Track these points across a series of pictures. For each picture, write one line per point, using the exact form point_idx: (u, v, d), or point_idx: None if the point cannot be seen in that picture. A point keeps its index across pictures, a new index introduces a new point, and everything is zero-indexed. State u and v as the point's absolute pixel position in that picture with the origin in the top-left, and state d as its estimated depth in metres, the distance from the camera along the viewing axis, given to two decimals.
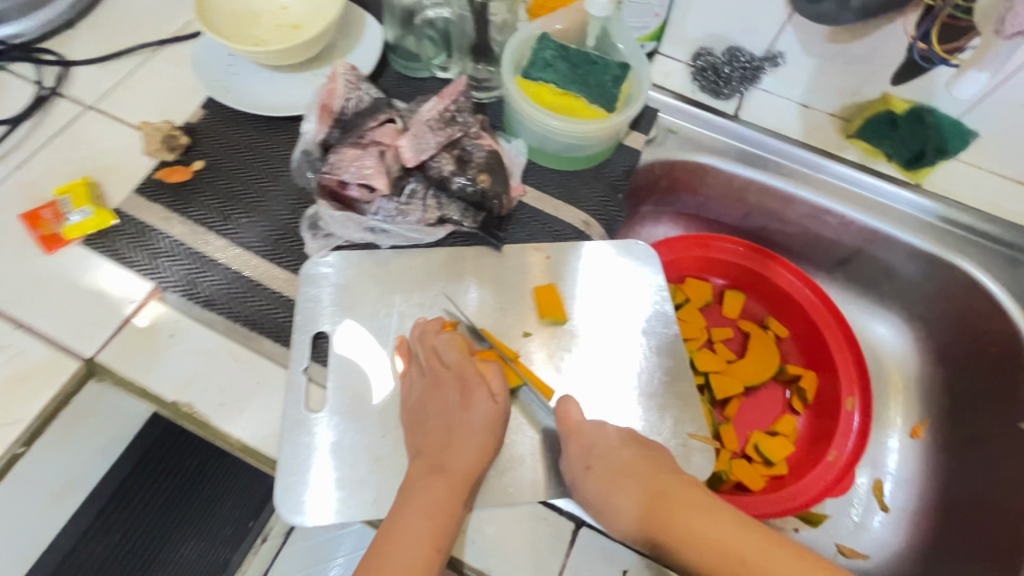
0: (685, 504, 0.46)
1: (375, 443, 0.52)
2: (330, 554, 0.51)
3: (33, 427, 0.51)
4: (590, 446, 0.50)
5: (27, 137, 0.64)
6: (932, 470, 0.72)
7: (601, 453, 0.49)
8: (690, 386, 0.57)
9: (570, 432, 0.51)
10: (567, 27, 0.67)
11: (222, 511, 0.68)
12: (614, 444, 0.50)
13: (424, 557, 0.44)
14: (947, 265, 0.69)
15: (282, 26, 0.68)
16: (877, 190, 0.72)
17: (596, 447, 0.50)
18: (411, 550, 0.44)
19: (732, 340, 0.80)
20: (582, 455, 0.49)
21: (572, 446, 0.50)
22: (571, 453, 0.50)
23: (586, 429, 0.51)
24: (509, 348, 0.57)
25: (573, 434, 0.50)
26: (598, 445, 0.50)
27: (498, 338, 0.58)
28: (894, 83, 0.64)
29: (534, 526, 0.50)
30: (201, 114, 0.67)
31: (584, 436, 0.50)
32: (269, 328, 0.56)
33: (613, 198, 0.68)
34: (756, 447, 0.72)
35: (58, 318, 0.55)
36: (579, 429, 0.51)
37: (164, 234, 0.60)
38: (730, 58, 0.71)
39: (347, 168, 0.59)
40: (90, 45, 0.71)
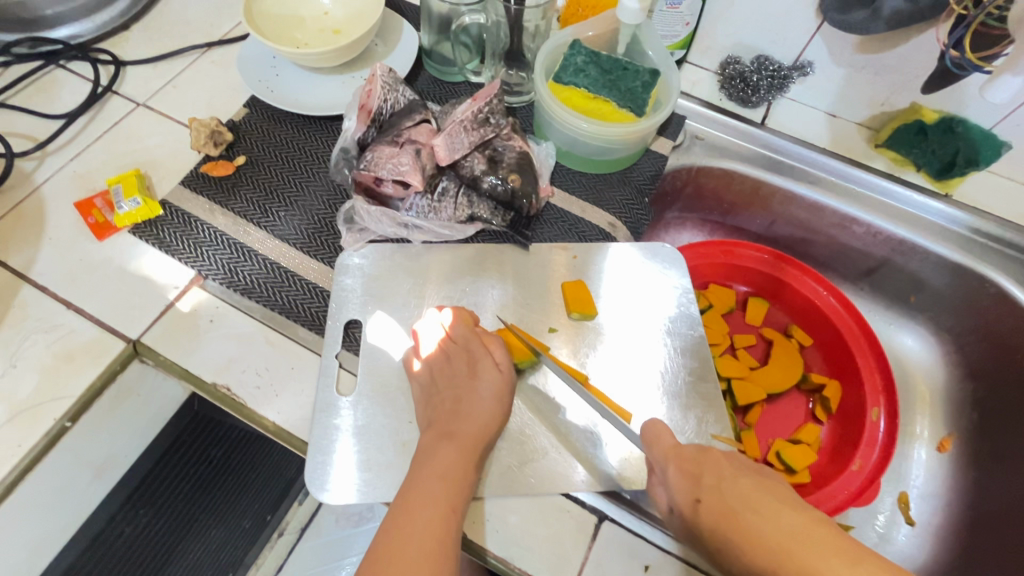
0: (799, 534, 0.38)
1: (401, 428, 0.53)
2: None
3: (82, 401, 0.53)
4: (698, 472, 0.46)
5: (83, 131, 0.68)
6: (958, 486, 0.71)
7: (709, 482, 0.45)
8: (714, 387, 0.58)
9: (671, 457, 0.47)
10: (598, 34, 0.68)
11: (242, 503, 0.73)
12: (719, 466, 0.46)
13: (439, 517, 0.46)
14: (978, 277, 0.69)
15: (322, 31, 0.71)
16: (908, 202, 0.72)
17: (703, 475, 0.45)
18: (426, 513, 0.46)
19: (754, 348, 0.80)
20: (688, 484, 0.45)
21: (677, 474, 0.46)
22: (677, 484, 0.46)
23: (687, 454, 0.47)
24: (534, 337, 0.58)
25: (676, 460, 0.47)
26: (704, 471, 0.46)
27: (519, 327, 0.59)
28: (925, 92, 0.65)
29: (556, 518, 0.50)
30: (244, 112, 0.70)
31: (687, 462, 0.47)
32: (304, 316, 0.58)
33: (639, 201, 0.69)
34: (778, 454, 0.71)
35: (106, 301, 0.58)
36: (680, 455, 0.47)
37: (207, 224, 0.62)
38: (758, 67, 0.72)
39: (382, 166, 0.60)
40: (144, 46, 0.75)
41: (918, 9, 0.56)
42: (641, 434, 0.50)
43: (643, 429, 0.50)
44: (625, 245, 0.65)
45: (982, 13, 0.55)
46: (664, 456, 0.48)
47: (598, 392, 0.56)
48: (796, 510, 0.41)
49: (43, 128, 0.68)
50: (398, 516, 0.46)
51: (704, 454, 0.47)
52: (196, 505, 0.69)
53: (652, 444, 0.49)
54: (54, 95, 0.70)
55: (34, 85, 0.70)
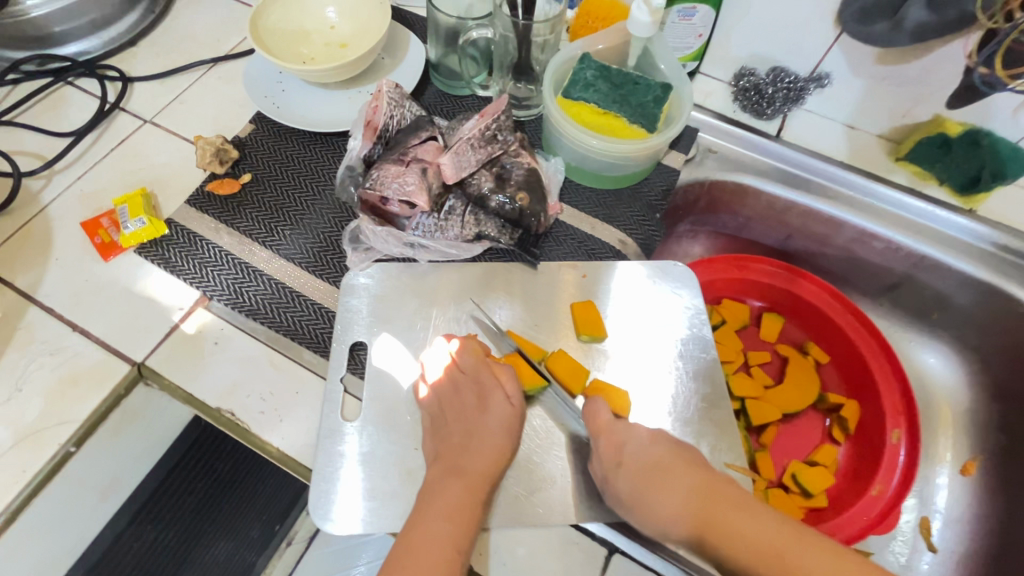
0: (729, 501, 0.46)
1: (407, 455, 0.52)
2: (350, 561, 0.54)
3: (86, 425, 0.53)
4: (653, 477, 0.48)
5: (90, 149, 0.68)
6: (983, 510, 0.68)
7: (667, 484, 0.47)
8: (728, 412, 0.56)
9: (603, 431, 0.51)
10: (608, 47, 0.67)
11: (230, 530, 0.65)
12: (649, 444, 0.50)
13: (445, 560, 0.45)
14: (1005, 296, 0.66)
15: (328, 45, 0.70)
16: (932, 217, 0.69)
17: (660, 478, 0.48)
18: (431, 555, 0.45)
19: (769, 365, 0.78)
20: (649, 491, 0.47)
21: (606, 447, 0.50)
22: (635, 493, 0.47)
23: (636, 459, 0.49)
24: (535, 345, 0.58)
25: (607, 434, 0.50)
26: (635, 446, 0.50)
27: (524, 338, 0.58)
28: (949, 106, 0.63)
29: (565, 550, 0.49)
30: (250, 128, 0.70)
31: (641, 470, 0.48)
32: (308, 338, 0.58)
33: (651, 217, 0.67)
34: (794, 477, 0.69)
35: (112, 323, 0.57)
36: (632, 464, 0.49)
37: (212, 244, 0.62)
38: (773, 79, 0.71)
39: (388, 185, 0.59)
40: (151, 62, 0.74)
41: (945, 22, 0.55)
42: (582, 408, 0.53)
43: (585, 405, 0.53)
44: (642, 266, 0.63)
45: (1014, 30, 0.52)
46: (598, 430, 0.51)
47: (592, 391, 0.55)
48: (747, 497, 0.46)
49: (51, 146, 0.67)
50: (403, 557, 0.45)
51: (652, 454, 0.49)
52: (202, 516, 0.65)
53: (589, 418, 0.51)
54: (62, 113, 0.70)
55: (42, 103, 0.70)
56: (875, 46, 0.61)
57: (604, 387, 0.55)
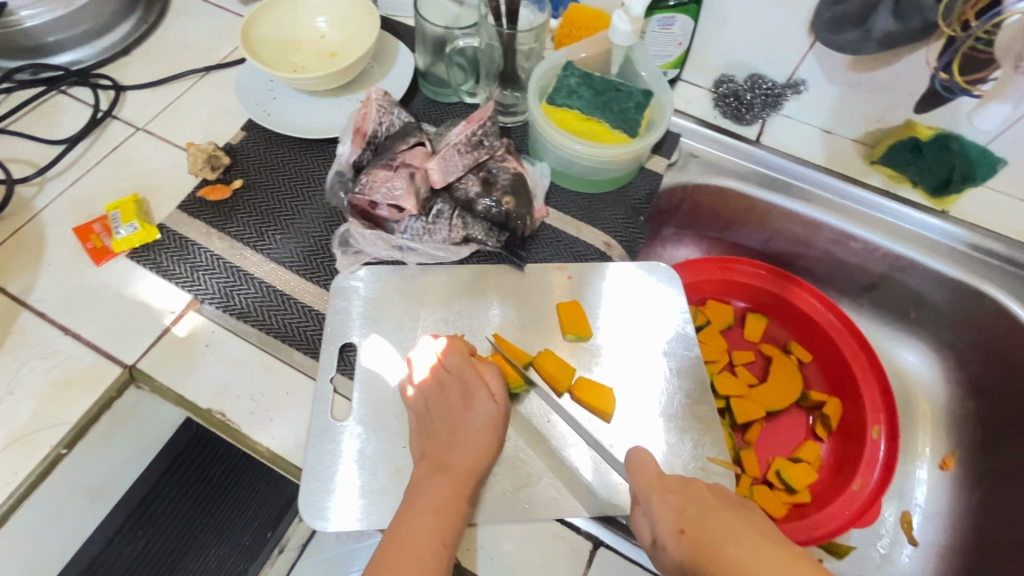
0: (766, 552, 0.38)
1: (396, 453, 0.53)
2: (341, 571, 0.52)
3: (78, 428, 0.54)
4: (682, 503, 0.44)
5: (83, 156, 0.69)
6: (962, 504, 0.70)
7: (694, 514, 0.43)
8: (711, 409, 0.58)
9: (654, 486, 0.47)
10: (591, 55, 0.69)
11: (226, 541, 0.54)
12: (701, 497, 0.45)
13: (430, 554, 0.45)
14: (977, 294, 0.68)
15: (319, 54, 0.72)
16: (906, 218, 0.71)
17: (687, 505, 0.44)
18: (418, 548, 0.46)
19: (754, 364, 0.80)
20: (673, 514, 0.44)
21: (658, 504, 0.45)
22: (660, 513, 0.44)
23: (671, 483, 0.46)
24: (516, 349, 0.58)
25: (658, 489, 0.46)
26: (685, 501, 0.44)
27: (504, 341, 0.59)
28: (918, 111, 0.65)
29: (551, 544, 0.50)
30: (242, 136, 0.71)
31: (670, 492, 0.45)
32: (299, 340, 0.59)
33: (635, 220, 0.69)
34: (778, 473, 0.70)
35: (104, 327, 0.58)
36: (664, 485, 0.46)
37: (204, 248, 0.63)
38: (751, 85, 0.73)
39: (377, 190, 0.61)
40: (144, 71, 0.76)
41: (909, 30, 0.56)
42: (626, 461, 0.50)
43: (630, 455, 0.51)
44: (630, 266, 0.65)
45: (970, 37, 0.54)
46: (647, 485, 0.47)
47: (580, 395, 0.56)
48: (780, 544, 0.39)
49: (44, 153, 0.68)
50: (389, 551, 0.46)
51: (689, 485, 0.46)
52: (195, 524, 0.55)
53: (636, 471, 0.48)
54: (55, 120, 0.71)
55: (35, 111, 0.71)
56: (846, 54, 0.63)
57: (588, 387, 0.56)
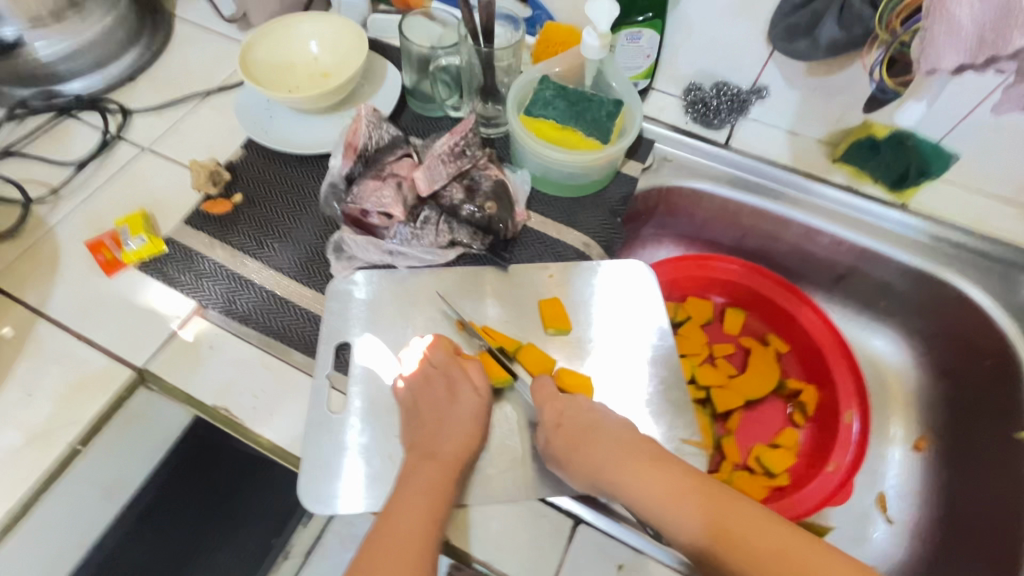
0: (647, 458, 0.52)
1: (389, 441, 0.57)
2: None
3: (90, 426, 0.57)
4: (592, 457, 0.53)
5: (93, 175, 0.74)
6: (934, 483, 0.73)
7: (573, 416, 0.55)
8: (684, 394, 0.61)
9: (547, 398, 0.57)
10: (565, 69, 0.74)
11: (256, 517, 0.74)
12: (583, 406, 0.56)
13: (421, 530, 0.49)
14: (938, 281, 0.72)
15: (313, 75, 0.77)
16: (868, 212, 0.75)
17: (569, 410, 0.56)
18: (410, 523, 0.50)
19: (733, 356, 0.83)
20: (556, 415, 0.55)
21: (547, 410, 0.56)
22: (573, 470, 0.53)
23: (562, 397, 0.57)
24: (504, 338, 0.63)
25: (550, 400, 0.57)
26: (569, 406, 0.56)
27: (494, 332, 0.63)
28: (869, 110, 0.70)
29: (534, 522, 0.53)
30: (241, 153, 0.76)
31: (577, 449, 0.53)
32: (298, 340, 0.63)
33: (612, 222, 0.73)
34: (757, 458, 0.74)
35: (115, 332, 0.62)
36: (570, 444, 0.53)
37: (208, 258, 0.67)
38: (717, 92, 0.77)
39: (368, 200, 0.65)
40: (150, 96, 0.81)
41: (852, 38, 0.61)
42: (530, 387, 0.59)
43: (533, 382, 0.59)
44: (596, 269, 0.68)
45: (896, 42, 0.58)
46: (543, 398, 0.57)
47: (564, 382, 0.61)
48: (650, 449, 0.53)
49: (57, 175, 0.73)
50: (384, 525, 0.50)
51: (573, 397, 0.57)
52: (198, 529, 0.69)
53: (538, 388, 0.58)
54: (67, 144, 0.76)
55: (48, 136, 0.77)
56: (803, 61, 0.68)
57: (569, 377, 0.60)
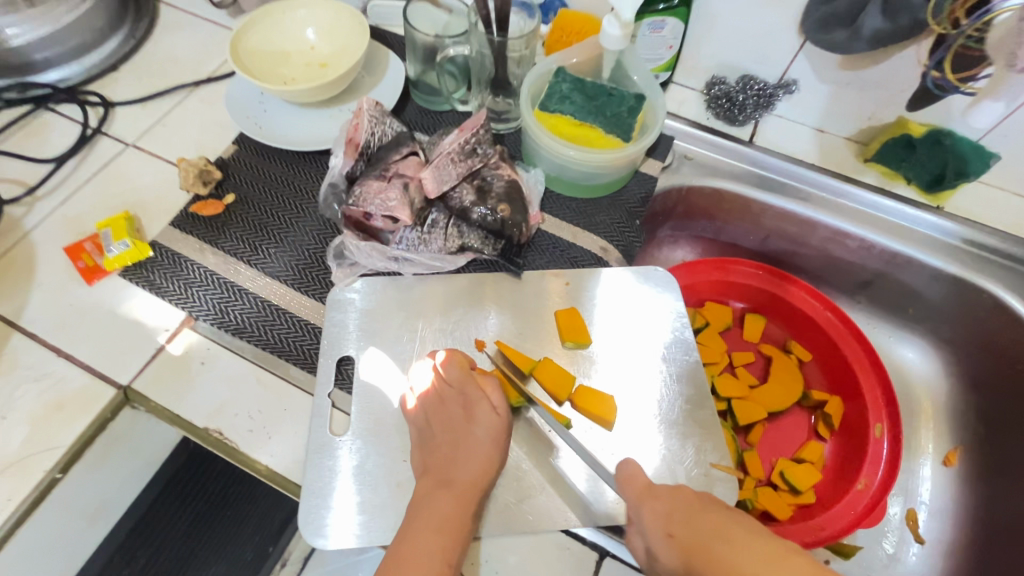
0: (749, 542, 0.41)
1: (397, 467, 0.52)
2: None
3: (73, 450, 0.52)
4: (669, 509, 0.46)
5: (73, 173, 0.68)
6: (966, 501, 0.70)
7: (681, 519, 0.45)
8: (712, 414, 0.57)
9: (642, 497, 0.48)
10: (583, 61, 0.69)
11: (245, 531, 0.67)
12: (688, 502, 0.47)
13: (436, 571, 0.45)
14: (974, 289, 0.68)
15: (310, 66, 0.72)
16: (900, 214, 0.71)
17: (673, 511, 0.46)
18: (425, 567, 0.45)
19: (753, 365, 0.79)
20: (661, 520, 0.46)
21: (647, 513, 0.47)
22: (649, 520, 0.46)
23: (659, 491, 0.48)
24: (521, 355, 0.58)
25: (647, 499, 0.47)
26: (673, 506, 0.47)
27: (509, 346, 0.59)
28: (909, 108, 0.65)
29: (556, 555, 0.50)
30: (233, 149, 0.70)
31: (656, 500, 0.47)
32: (295, 355, 0.58)
33: (631, 224, 0.69)
34: (782, 474, 0.70)
35: (97, 347, 0.57)
36: (653, 494, 0.48)
37: (197, 264, 0.62)
38: (743, 87, 0.72)
39: (371, 202, 0.60)
40: (133, 87, 0.75)
41: (898, 29, 0.56)
42: (615, 473, 0.51)
43: (617, 468, 0.51)
44: (665, 300, 0.63)
45: (961, 35, 0.54)
46: (636, 495, 0.48)
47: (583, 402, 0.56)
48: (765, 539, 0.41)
49: (33, 172, 0.68)
50: (394, 564, 0.46)
51: (675, 493, 0.48)
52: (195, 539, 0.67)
53: (625, 482, 0.49)
54: (44, 139, 0.70)
55: (24, 130, 0.71)
56: (839, 54, 0.63)
57: (589, 396, 0.56)
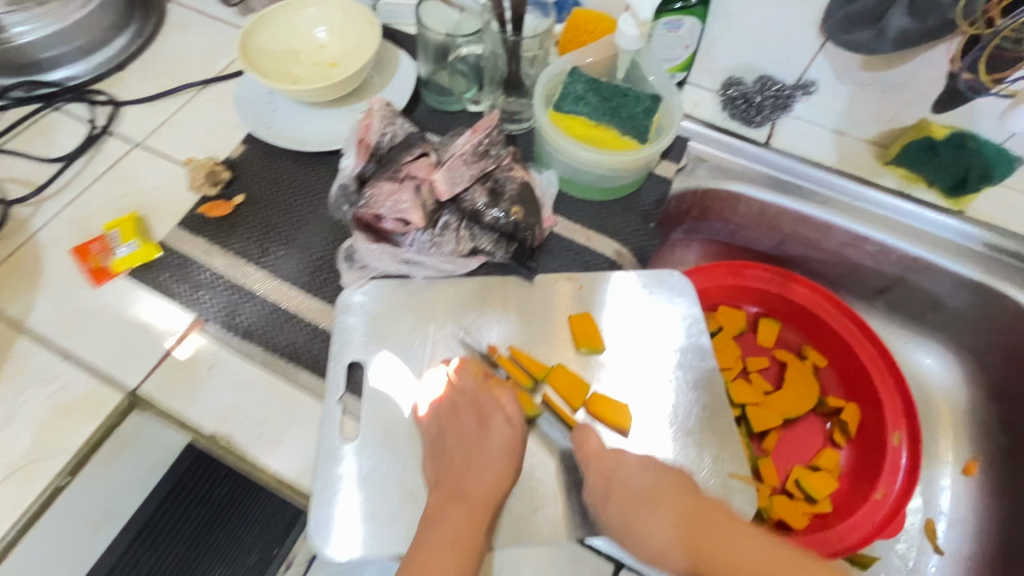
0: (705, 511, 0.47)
1: (408, 475, 0.51)
2: None
3: (78, 457, 0.52)
4: (609, 474, 0.50)
5: (80, 173, 0.67)
6: (986, 512, 0.68)
7: (622, 480, 0.49)
8: (729, 422, 0.56)
9: (591, 459, 0.51)
10: (597, 61, 0.67)
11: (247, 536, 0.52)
12: (631, 465, 0.50)
13: None
14: (997, 296, 0.67)
15: (319, 65, 0.70)
16: (921, 219, 0.70)
17: (617, 472, 0.50)
18: None
19: (768, 370, 0.78)
20: (602, 480, 0.49)
21: (592, 473, 0.50)
22: (592, 480, 0.49)
23: (606, 455, 0.51)
24: (534, 359, 0.58)
25: (595, 461, 0.50)
26: (618, 470, 0.50)
27: (522, 351, 0.58)
28: (934, 111, 0.63)
29: (570, 567, 0.49)
30: (242, 150, 0.69)
31: (602, 464, 0.50)
32: (305, 359, 0.57)
33: (645, 228, 0.68)
34: (797, 482, 0.69)
35: (104, 350, 0.57)
36: (600, 458, 0.51)
37: (205, 267, 0.61)
38: (761, 87, 0.72)
39: (382, 204, 0.59)
40: (141, 86, 0.74)
41: (926, 30, 0.55)
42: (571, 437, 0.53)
43: (576, 432, 0.53)
44: (677, 306, 0.62)
45: (995, 36, 0.52)
46: (586, 459, 0.51)
47: (596, 403, 0.56)
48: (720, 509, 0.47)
49: (40, 172, 0.67)
50: None
51: (618, 454, 0.51)
52: (199, 545, 0.51)
53: (579, 444, 0.52)
54: (51, 138, 0.70)
55: (31, 129, 0.70)
56: (860, 54, 0.62)
57: (603, 402, 0.55)
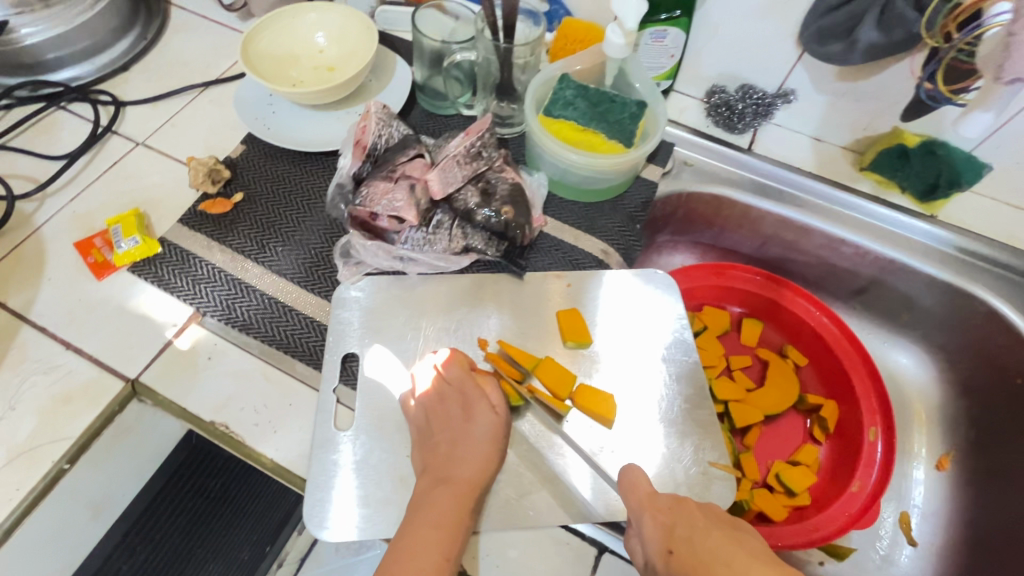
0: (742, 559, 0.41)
1: (400, 462, 0.53)
2: None
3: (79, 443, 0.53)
4: (672, 523, 0.47)
5: (83, 170, 0.69)
6: (958, 505, 0.71)
7: (683, 535, 0.46)
8: (709, 414, 0.59)
9: (645, 507, 0.48)
10: (586, 67, 0.70)
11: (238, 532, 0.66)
12: (691, 517, 0.47)
13: (434, 565, 0.46)
14: (967, 296, 0.70)
15: (317, 69, 0.73)
16: (895, 223, 0.73)
17: (676, 525, 0.46)
18: (422, 561, 0.46)
19: (751, 368, 0.80)
20: (662, 533, 0.46)
21: (650, 524, 0.47)
22: (650, 532, 0.46)
23: (662, 503, 0.48)
24: (522, 352, 0.59)
25: (650, 509, 0.48)
26: (677, 521, 0.47)
27: (511, 344, 0.60)
28: (905, 119, 0.67)
29: (556, 551, 0.51)
30: (241, 149, 0.71)
31: (660, 512, 0.48)
32: (301, 351, 0.59)
33: (632, 228, 0.70)
34: (777, 476, 0.71)
35: (105, 341, 0.58)
36: (655, 505, 0.48)
37: (205, 261, 0.63)
38: (743, 95, 0.75)
39: (378, 202, 0.61)
40: (144, 87, 0.76)
41: (892, 42, 0.58)
42: (619, 478, 0.51)
43: (622, 474, 0.51)
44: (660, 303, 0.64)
45: (952, 49, 0.55)
46: (639, 505, 0.48)
47: (584, 397, 0.57)
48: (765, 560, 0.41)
49: (44, 169, 0.69)
50: (391, 560, 0.47)
51: (678, 505, 0.48)
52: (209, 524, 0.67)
53: (628, 490, 0.49)
54: (55, 137, 0.71)
55: (35, 127, 0.72)
56: (835, 65, 0.65)
57: (589, 394, 0.57)
